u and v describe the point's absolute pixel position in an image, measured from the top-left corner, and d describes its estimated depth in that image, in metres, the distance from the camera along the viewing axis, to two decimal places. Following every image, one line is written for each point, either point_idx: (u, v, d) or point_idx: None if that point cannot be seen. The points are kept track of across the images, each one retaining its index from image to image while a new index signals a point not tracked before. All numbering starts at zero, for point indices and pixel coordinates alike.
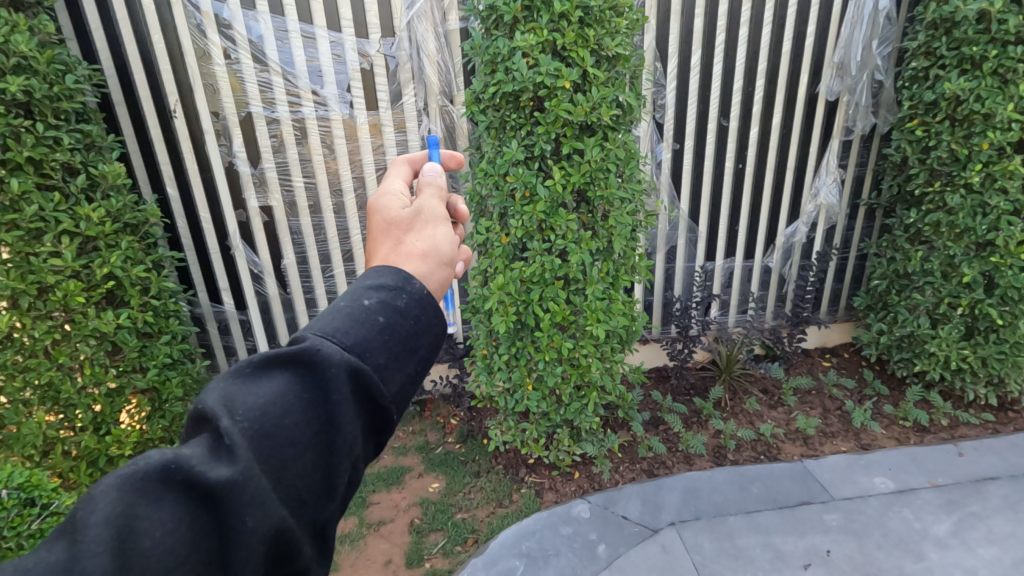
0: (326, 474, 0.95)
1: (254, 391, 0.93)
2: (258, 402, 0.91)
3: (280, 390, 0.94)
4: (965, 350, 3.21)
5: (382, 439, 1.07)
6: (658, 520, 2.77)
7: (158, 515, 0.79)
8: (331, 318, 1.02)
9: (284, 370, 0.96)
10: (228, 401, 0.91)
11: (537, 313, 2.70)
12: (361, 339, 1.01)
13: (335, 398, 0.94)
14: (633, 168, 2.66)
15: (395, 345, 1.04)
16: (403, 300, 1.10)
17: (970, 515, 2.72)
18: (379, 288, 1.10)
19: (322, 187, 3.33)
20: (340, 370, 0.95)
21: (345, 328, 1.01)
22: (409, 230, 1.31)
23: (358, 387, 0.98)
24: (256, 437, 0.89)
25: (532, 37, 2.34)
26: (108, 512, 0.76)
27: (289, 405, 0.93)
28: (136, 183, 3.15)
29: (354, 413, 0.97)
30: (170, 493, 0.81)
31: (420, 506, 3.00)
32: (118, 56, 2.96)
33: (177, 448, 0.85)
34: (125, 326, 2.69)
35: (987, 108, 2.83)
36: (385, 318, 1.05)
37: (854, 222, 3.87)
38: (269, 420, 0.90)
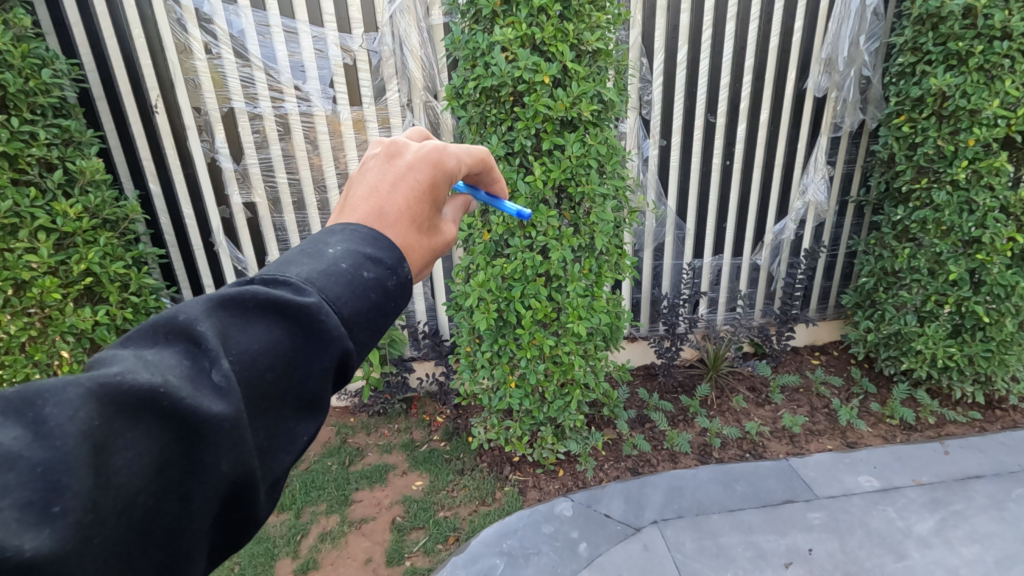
0: (293, 436, 0.89)
1: (251, 333, 0.85)
2: (252, 347, 0.84)
3: (276, 339, 0.86)
4: (952, 348, 3.19)
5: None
6: (641, 519, 2.75)
7: (133, 437, 0.72)
8: (333, 282, 0.93)
9: (281, 318, 0.88)
10: (223, 337, 0.83)
11: (519, 310, 2.68)
12: (358, 314, 0.94)
13: (322, 365, 0.89)
14: (615, 164, 2.64)
15: (377, 325, 0.98)
16: (393, 282, 1.01)
17: (954, 514, 2.70)
18: (380, 261, 1.01)
19: (306, 183, 3.31)
20: (335, 342, 0.89)
21: (343, 297, 0.92)
22: (434, 245, 1.19)
23: (343, 361, 0.93)
24: (243, 384, 0.82)
25: (511, 31, 2.32)
26: (86, 424, 0.68)
27: (279, 359, 0.86)
28: (118, 178, 3.13)
29: (332, 382, 0.92)
30: (151, 418, 0.73)
31: (402, 504, 2.98)
32: (98, 50, 2.94)
33: (163, 370, 0.77)
34: (103, 323, 2.67)
35: (973, 104, 2.80)
36: (377, 297, 0.97)
37: (843, 220, 3.85)
38: (258, 368, 0.84)
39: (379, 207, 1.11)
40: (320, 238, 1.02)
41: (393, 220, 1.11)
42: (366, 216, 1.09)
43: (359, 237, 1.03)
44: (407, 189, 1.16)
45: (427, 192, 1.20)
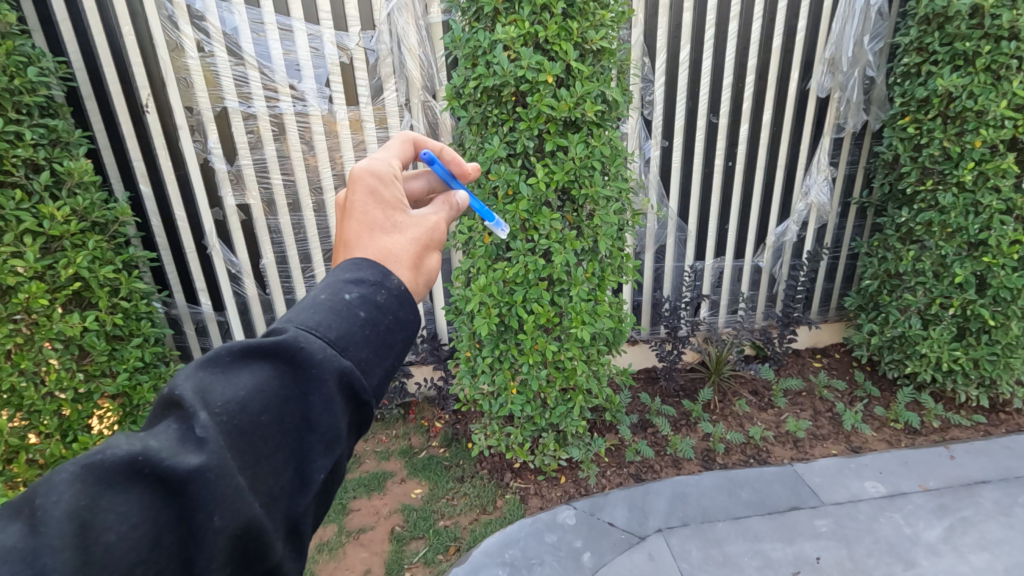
0: (301, 471, 0.89)
1: (233, 381, 0.87)
2: (236, 395, 0.85)
3: (261, 382, 0.88)
4: (957, 352, 3.16)
5: (359, 437, 1.01)
6: (645, 527, 2.70)
7: (122, 508, 0.73)
8: (316, 313, 0.97)
9: (263, 362, 0.90)
10: (204, 392, 0.85)
11: (520, 315, 2.62)
12: (344, 334, 0.96)
13: (314, 394, 0.90)
14: (619, 166, 2.58)
15: (376, 339, 1.00)
16: (383, 295, 1.04)
17: (962, 521, 2.67)
18: (361, 283, 1.05)
19: (301, 184, 3.24)
20: (321, 367, 0.90)
21: (327, 322, 0.96)
22: (414, 237, 1.20)
23: (342, 384, 0.93)
24: (232, 432, 0.83)
25: (514, 29, 2.26)
26: (72, 505, 0.71)
27: (267, 400, 0.87)
28: (107, 179, 3.05)
29: (334, 408, 0.92)
30: (137, 486, 0.75)
31: (401, 512, 2.91)
32: (86, 48, 2.85)
33: (146, 438, 0.79)
34: (92, 329, 2.59)
35: (979, 105, 2.77)
36: (366, 313, 1.00)
37: (845, 221, 3.82)
38: (245, 414, 0.85)
39: (344, 246, 1.16)
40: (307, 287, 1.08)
41: (359, 248, 1.14)
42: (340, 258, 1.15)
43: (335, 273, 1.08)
44: (359, 213, 1.20)
45: (378, 205, 1.23)
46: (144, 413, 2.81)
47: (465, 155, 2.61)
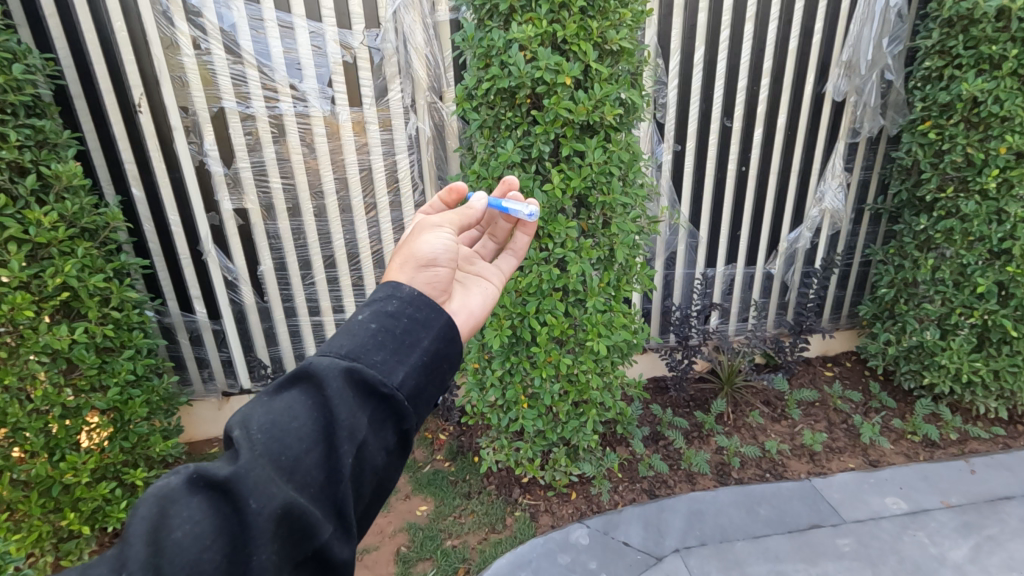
0: (336, 462, 0.91)
1: (268, 400, 0.95)
2: (266, 412, 0.92)
3: (291, 396, 0.95)
4: (978, 363, 3.09)
5: (400, 431, 1.00)
6: (662, 547, 2.59)
7: (185, 513, 0.82)
8: (331, 338, 1.03)
9: (289, 384, 0.97)
10: (246, 413, 0.94)
11: (534, 326, 2.51)
12: (356, 344, 1.00)
13: (330, 392, 0.93)
14: (637, 172, 2.48)
15: (391, 343, 1.03)
16: (393, 304, 1.09)
17: (988, 539, 2.58)
18: (370, 302, 1.10)
19: (301, 188, 3.11)
20: (332, 371, 0.95)
21: (339, 340, 1.01)
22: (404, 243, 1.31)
23: (358, 382, 0.96)
24: (265, 439, 0.89)
25: (531, 28, 2.14)
26: (144, 513, 0.81)
27: (294, 409, 0.93)
28: (97, 182, 2.90)
29: (354, 402, 0.95)
30: (197, 494, 0.84)
31: (407, 532, 2.80)
32: (75, 44, 2.71)
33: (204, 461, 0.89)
34: (81, 341, 2.44)
35: (1005, 111, 2.70)
36: (378, 323, 1.04)
37: (859, 227, 3.74)
38: (276, 423, 0.91)
39: None
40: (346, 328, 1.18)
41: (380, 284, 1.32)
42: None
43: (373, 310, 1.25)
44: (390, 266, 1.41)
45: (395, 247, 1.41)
46: (136, 428, 2.67)
47: (476, 159, 2.50)
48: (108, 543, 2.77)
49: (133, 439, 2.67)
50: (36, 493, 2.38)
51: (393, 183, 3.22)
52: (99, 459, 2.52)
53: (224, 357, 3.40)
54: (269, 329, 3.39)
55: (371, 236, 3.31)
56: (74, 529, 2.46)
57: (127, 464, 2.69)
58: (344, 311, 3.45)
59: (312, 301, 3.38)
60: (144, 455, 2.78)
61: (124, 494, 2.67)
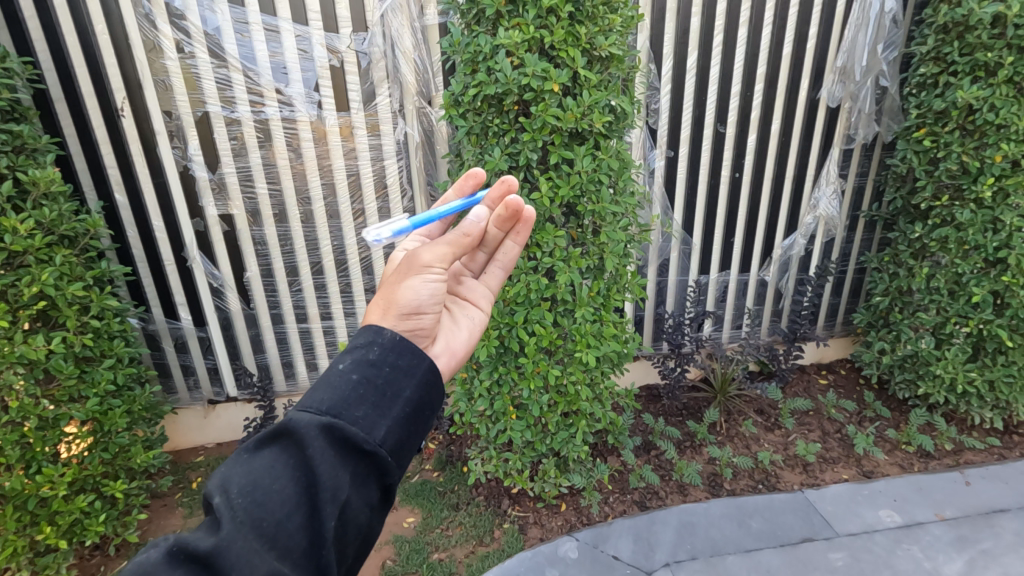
0: (318, 525, 0.98)
1: (247, 464, 1.01)
2: (247, 476, 0.99)
3: (270, 459, 1.02)
4: (973, 373, 3.06)
5: (382, 485, 1.08)
6: (652, 561, 2.52)
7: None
8: (313, 390, 1.10)
9: (270, 443, 1.04)
10: (226, 480, 1.00)
11: (521, 337, 2.47)
12: (338, 399, 1.07)
13: (311, 453, 1.00)
14: (627, 179, 2.43)
15: (372, 396, 1.10)
16: (374, 353, 1.16)
17: (983, 554, 2.53)
18: (352, 349, 1.17)
19: (288, 194, 3.06)
20: (313, 430, 1.02)
21: (322, 394, 1.08)
22: (393, 277, 1.34)
23: (339, 441, 1.04)
24: (246, 507, 0.96)
25: (518, 34, 2.10)
26: None
27: (275, 473, 1.00)
28: (79, 188, 2.85)
29: (335, 463, 1.02)
30: (178, 569, 0.91)
31: (393, 544, 2.75)
32: (56, 47, 2.65)
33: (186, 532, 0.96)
34: (58, 352, 2.38)
35: (1001, 118, 2.66)
36: (360, 374, 1.12)
37: (853, 235, 3.71)
38: (256, 488, 0.98)
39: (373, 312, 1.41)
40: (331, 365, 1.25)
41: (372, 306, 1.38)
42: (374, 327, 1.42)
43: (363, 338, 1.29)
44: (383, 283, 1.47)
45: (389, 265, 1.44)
46: (116, 440, 2.62)
47: (463, 166, 2.44)
48: (87, 555, 2.72)
49: (113, 450, 2.61)
50: (12, 507, 2.33)
51: (381, 189, 3.17)
52: (77, 471, 2.47)
53: (209, 365, 3.35)
54: (256, 336, 3.34)
55: (360, 243, 3.26)
56: (50, 543, 2.40)
57: (107, 476, 2.64)
58: (332, 318, 3.40)
59: (299, 307, 3.33)
60: (125, 466, 2.72)
61: (103, 506, 2.62)
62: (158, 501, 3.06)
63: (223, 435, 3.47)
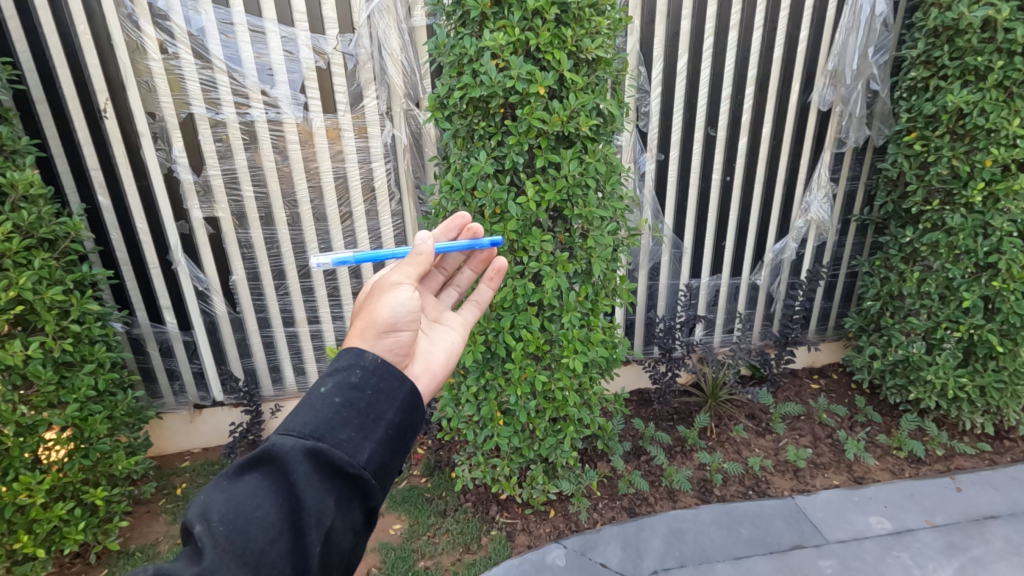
0: (304, 552, 0.97)
1: (227, 491, 0.98)
2: (228, 503, 0.96)
3: (251, 484, 0.99)
4: (963, 379, 3.05)
5: (367, 508, 1.07)
6: (640, 568, 2.49)
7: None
8: (294, 412, 1.08)
9: (250, 468, 1.01)
10: (205, 508, 0.97)
11: (508, 342, 2.44)
12: (321, 422, 1.05)
13: (296, 478, 0.98)
14: (615, 183, 2.42)
15: (356, 419, 1.08)
16: (356, 375, 1.14)
17: (973, 561, 2.51)
18: (333, 372, 1.14)
19: (274, 197, 3.03)
20: (297, 455, 1.00)
21: (304, 418, 1.06)
22: (368, 300, 1.31)
23: (324, 465, 1.02)
24: (229, 537, 0.93)
25: (503, 36, 2.07)
26: None
27: (258, 500, 0.97)
28: (61, 190, 2.81)
29: (321, 488, 1.00)
30: None
31: (379, 552, 2.71)
32: (37, 48, 2.61)
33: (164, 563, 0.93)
34: (36, 357, 2.34)
35: (991, 123, 2.65)
36: (342, 397, 1.09)
37: (845, 239, 3.70)
38: (239, 516, 0.95)
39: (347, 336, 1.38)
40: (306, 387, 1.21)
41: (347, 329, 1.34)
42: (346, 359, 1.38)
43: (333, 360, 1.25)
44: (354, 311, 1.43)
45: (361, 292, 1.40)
46: (98, 446, 2.57)
47: (449, 169, 2.41)
48: (68, 563, 2.69)
49: (94, 456, 2.56)
50: None
51: (369, 192, 3.14)
52: (56, 479, 2.42)
53: (195, 369, 3.30)
54: (242, 340, 3.30)
55: (348, 246, 3.23)
56: (28, 552, 2.36)
57: (87, 484, 2.59)
58: (319, 322, 3.36)
59: (287, 311, 3.29)
60: (107, 472, 2.67)
61: (84, 514, 2.57)
62: (141, 507, 3.02)
63: (209, 440, 3.43)
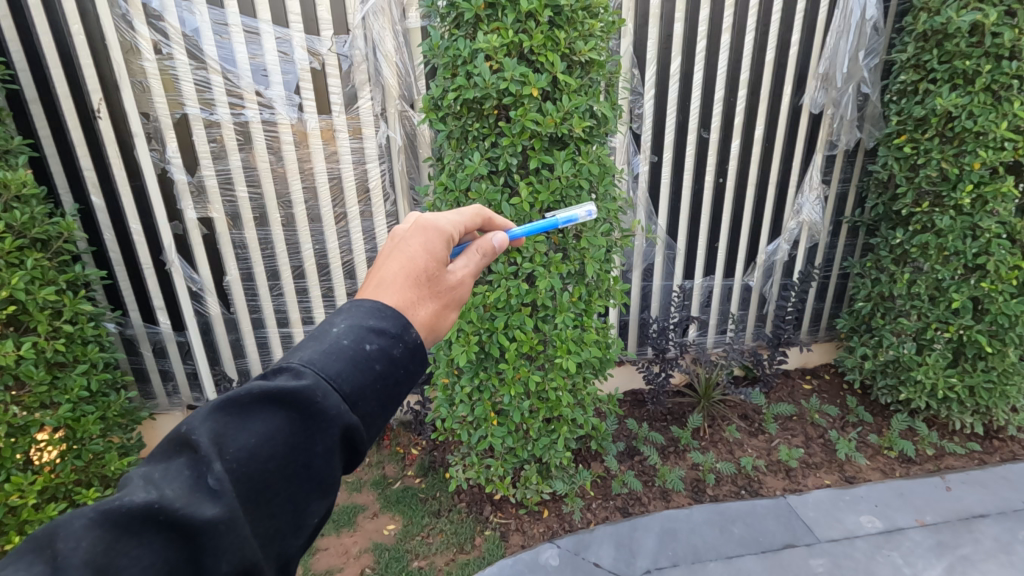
0: (298, 514, 0.97)
1: (246, 429, 0.94)
2: (248, 442, 0.93)
3: (273, 430, 0.95)
4: (953, 379, 3.08)
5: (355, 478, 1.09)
6: (633, 568, 2.49)
7: (137, 553, 0.82)
8: (334, 360, 1.02)
9: (276, 409, 0.97)
10: (219, 439, 0.93)
11: (502, 342, 2.46)
12: (358, 388, 1.02)
13: (320, 445, 0.97)
14: (608, 185, 2.44)
15: (385, 395, 1.07)
16: (399, 349, 1.11)
17: (962, 559, 2.53)
18: (381, 333, 1.10)
19: (268, 197, 3.03)
20: (331, 417, 0.98)
21: (345, 374, 1.02)
22: (441, 292, 1.30)
23: (346, 436, 1.01)
24: (240, 481, 0.91)
25: (496, 38, 2.09)
26: (89, 552, 0.80)
27: (277, 448, 0.94)
28: (53, 190, 2.80)
29: (335, 457, 1.00)
30: (151, 531, 0.84)
31: (372, 553, 2.71)
32: (30, 47, 2.61)
33: (162, 485, 0.87)
34: (29, 358, 2.33)
35: (979, 125, 2.69)
36: (382, 366, 1.07)
37: (837, 240, 3.73)
38: (255, 462, 0.92)
39: (387, 275, 1.24)
40: (327, 317, 1.13)
41: (401, 281, 1.23)
42: (363, 289, 1.23)
43: (378, 312, 1.14)
44: (402, 256, 1.29)
45: (426, 255, 1.31)
46: (90, 447, 2.56)
47: (443, 170, 2.42)
48: None
49: (86, 457, 2.55)
50: None
51: (364, 193, 3.15)
52: (48, 480, 2.41)
53: (189, 369, 3.30)
54: (236, 340, 3.30)
55: (342, 247, 3.23)
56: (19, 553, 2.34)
57: (79, 485, 2.58)
58: (313, 322, 3.36)
59: (281, 312, 3.29)
60: (99, 474, 2.65)
61: None
62: None
63: None
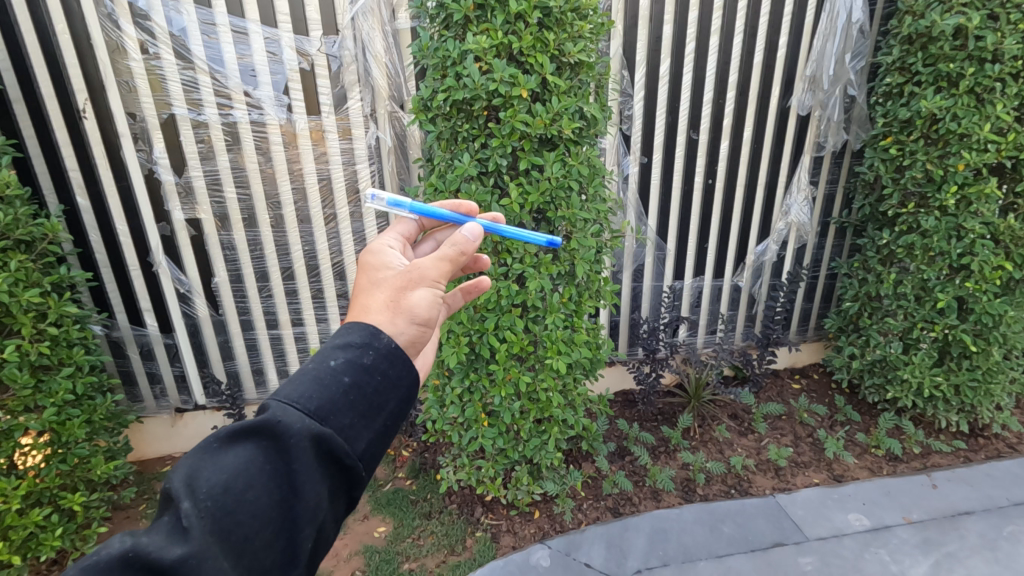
0: (288, 541, 0.96)
1: (219, 465, 0.94)
2: (220, 477, 0.92)
3: (246, 461, 0.95)
4: (939, 378, 3.12)
5: (352, 497, 1.06)
6: (624, 568, 2.49)
7: None
8: (299, 384, 1.03)
9: (245, 440, 0.97)
10: (192, 479, 0.92)
11: (492, 343, 2.45)
12: (326, 403, 1.02)
13: (296, 466, 0.96)
14: (598, 186, 2.44)
15: (361, 404, 1.05)
16: (369, 357, 1.09)
17: (948, 556, 2.56)
18: (345, 347, 1.09)
19: (257, 198, 3.01)
20: (301, 439, 0.97)
21: (309, 392, 1.02)
22: (394, 281, 1.22)
23: (324, 453, 0.99)
24: (215, 516, 0.90)
25: (485, 39, 2.09)
26: None
27: (253, 478, 0.94)
28: (38, 191, 2.76)
29: (316, 476, 0.98)
30: None
31: (363, 555, 2.69)
32: (14, 46, 2.57)
33: (140, 534, 0.88)
34: (12, 361, 2.30)
35: (963, 127, 2.73)
36: (352, 377, 1.05)
37: (824, 241, 3.77)
38: (230, 495, 0.91)
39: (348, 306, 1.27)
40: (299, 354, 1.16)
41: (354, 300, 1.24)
42: None
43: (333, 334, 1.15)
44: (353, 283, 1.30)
45: (371, 268, 1.29)
46: (75, 450, 2.53)
47: (433, 171, 2.41)
48: (44, 569, 2.63)
49: (71, 462, 2.52)
50: None
51: (353, 194, 3.14)
52: (32, 484, 2.38)
53: (176, 372, 3.27)
54: (225, 342, 3.27)
55: (332, 248, 3.22)
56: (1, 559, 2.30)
57: (64, 489, 2.55)
58: (303, 324, 3.35)
59: (270, 314, 3.27)
60: (84, 478, 2.62)
61: (61, 520, 2.52)
62: (120, 512, 2.99)
63: (191, 444, 3.39)
